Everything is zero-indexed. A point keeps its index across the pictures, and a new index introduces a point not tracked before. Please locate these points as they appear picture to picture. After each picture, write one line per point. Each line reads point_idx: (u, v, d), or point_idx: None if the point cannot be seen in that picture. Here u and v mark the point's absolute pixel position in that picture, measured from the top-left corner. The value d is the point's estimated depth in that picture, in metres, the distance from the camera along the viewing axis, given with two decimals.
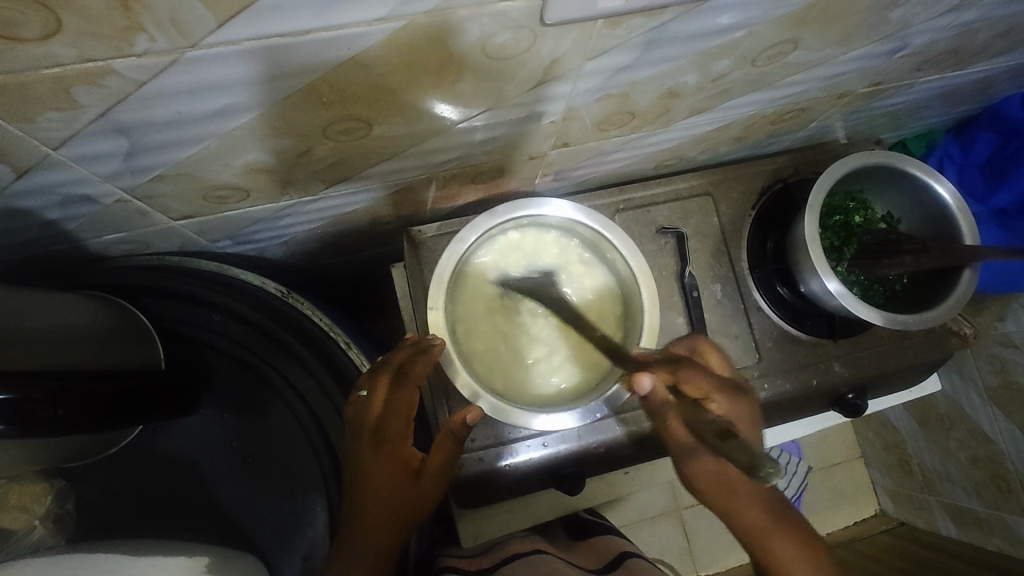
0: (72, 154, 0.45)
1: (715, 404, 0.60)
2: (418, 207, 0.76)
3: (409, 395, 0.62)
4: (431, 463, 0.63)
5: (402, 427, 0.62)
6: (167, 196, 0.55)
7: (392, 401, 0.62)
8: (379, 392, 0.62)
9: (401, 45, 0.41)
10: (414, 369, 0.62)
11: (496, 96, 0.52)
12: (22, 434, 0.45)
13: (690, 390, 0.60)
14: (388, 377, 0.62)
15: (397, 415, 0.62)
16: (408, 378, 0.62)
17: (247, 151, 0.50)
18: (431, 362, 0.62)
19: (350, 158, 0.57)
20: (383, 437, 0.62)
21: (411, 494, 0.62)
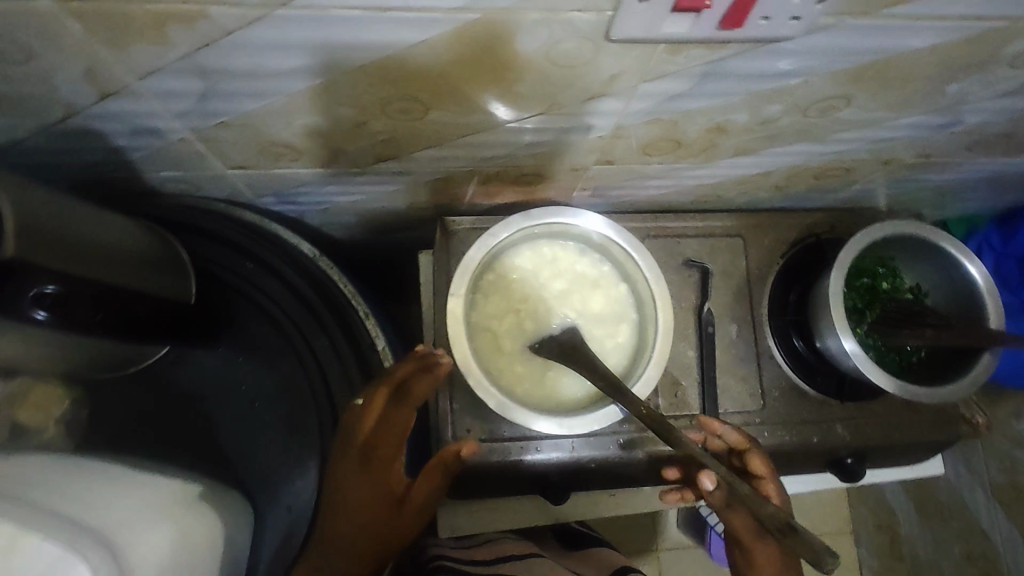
0: (151, 87, 0.48)
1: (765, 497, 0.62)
2: (456, 199, 0.78)
3: (403, 417, 0.62)
4: (414, 494, 0.64)
5: (391, 448, 0.62)
6: (226, 144, 0.58)
7: (384, 421, 0.62)
8: (369, 413, 0.61)
9: (468, 37, 0.43)
10: (411, 388, 0.62)
11: (550, 102, 0.54)
12: (62, 326, 0.53)
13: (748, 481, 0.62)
14: (383, 394, 0.62)
15: (386, 434, 0.62)
16: (406, 397, 0.62)
17: (309, 113, 0.53)
18: (432, 385, 0.62)
19: (401, 138, 0.59)
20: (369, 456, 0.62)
21: (390, 520, 0.63)
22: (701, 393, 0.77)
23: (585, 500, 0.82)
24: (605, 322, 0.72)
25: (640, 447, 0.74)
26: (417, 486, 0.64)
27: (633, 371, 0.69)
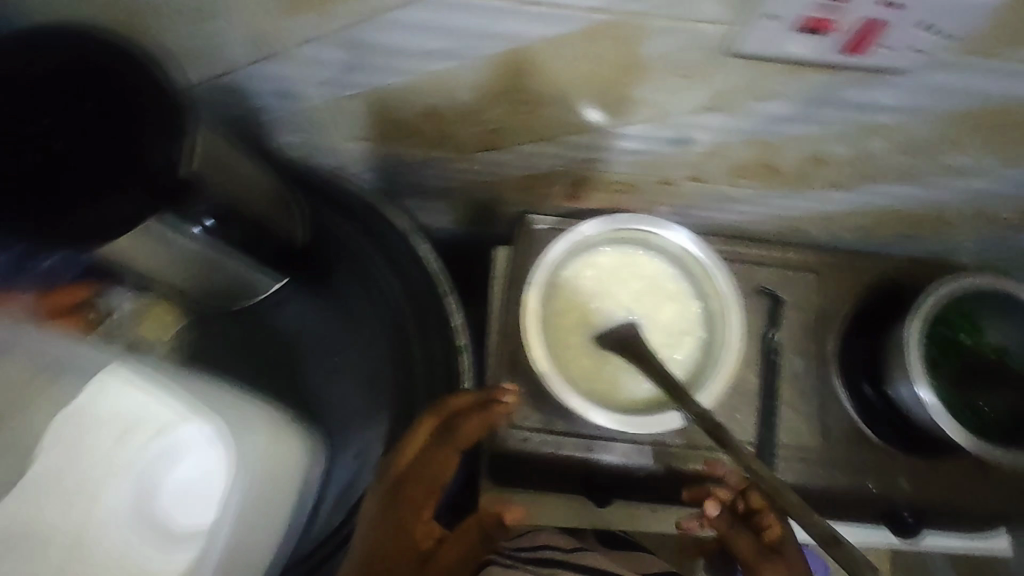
0: (304, 53, 0.54)
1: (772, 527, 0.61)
2: (542, 198, 0.82)
3: (447, 458, 0.61)
4: (445, 551, 0.58)
5: (427, 489, 0.60)
6: (351, 115, 0.64)
7: (426, 457, 0.60)
8: (411, 445, 0.60)
9: (597, 37, 0.47)
10: (461, 428, 0.62)
11: (657, 109, 0.57)
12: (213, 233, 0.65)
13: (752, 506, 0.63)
14: (430, 424, 0.61)
15: (425, 473, 0.60)
16: (455, 435, 0.62)
17: (432, 94, 0.58)
18: (479, 428, 0.63)
19: (508, 129, 0.63)
20: (400, 497, 0.58)
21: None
22: (759, 422, 0.77)
23: (624, 511, 0.82)
24: (675, 333, 0.73)
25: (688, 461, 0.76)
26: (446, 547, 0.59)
27: (696, 385, 0.69)
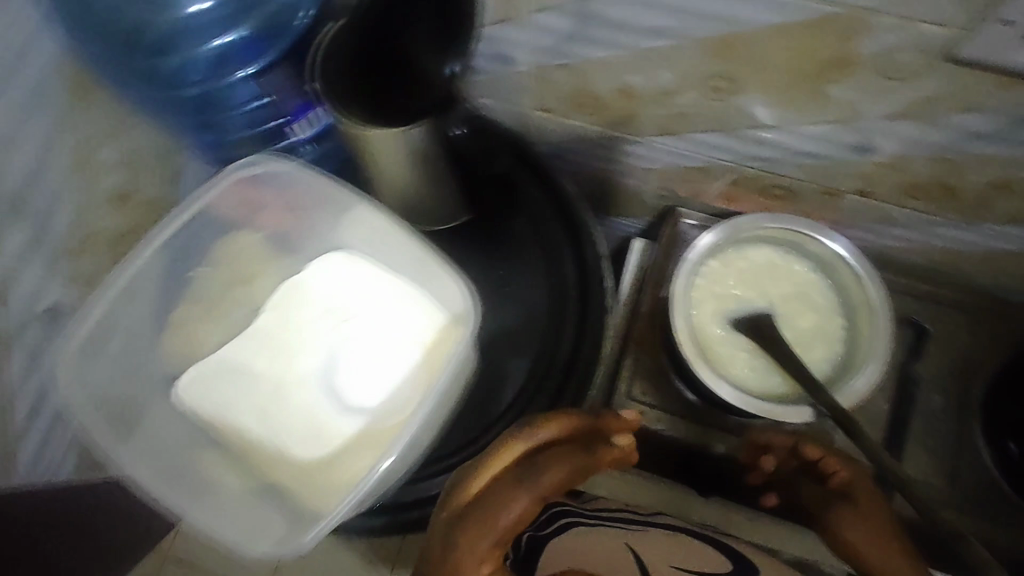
0: (535, 21, 0.61)
1: (838, 470, 0.61)
2: (695, 194, 0.86)
3: (524, 507, 0.53)
4: None
5: (497, 537, 0.51)
6: (552, 83, 0.72)
7: (505, 499, 0.52)
8: (483, 476, 0.53)
9: (817, 30, 0.51)
10: (546, 470, 0.55)
11: (849, 110, 0.60)
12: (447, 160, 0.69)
13: (810, 449, 0.63)
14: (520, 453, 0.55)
15: (497, 517, 0.51)
16: (540, 476, 0.55)
17: (635, 71, 0.65)
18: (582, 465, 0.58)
19: (692, 115, 0.69)
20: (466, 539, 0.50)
21: None
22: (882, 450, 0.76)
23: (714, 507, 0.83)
24: (813, 338, 0.74)
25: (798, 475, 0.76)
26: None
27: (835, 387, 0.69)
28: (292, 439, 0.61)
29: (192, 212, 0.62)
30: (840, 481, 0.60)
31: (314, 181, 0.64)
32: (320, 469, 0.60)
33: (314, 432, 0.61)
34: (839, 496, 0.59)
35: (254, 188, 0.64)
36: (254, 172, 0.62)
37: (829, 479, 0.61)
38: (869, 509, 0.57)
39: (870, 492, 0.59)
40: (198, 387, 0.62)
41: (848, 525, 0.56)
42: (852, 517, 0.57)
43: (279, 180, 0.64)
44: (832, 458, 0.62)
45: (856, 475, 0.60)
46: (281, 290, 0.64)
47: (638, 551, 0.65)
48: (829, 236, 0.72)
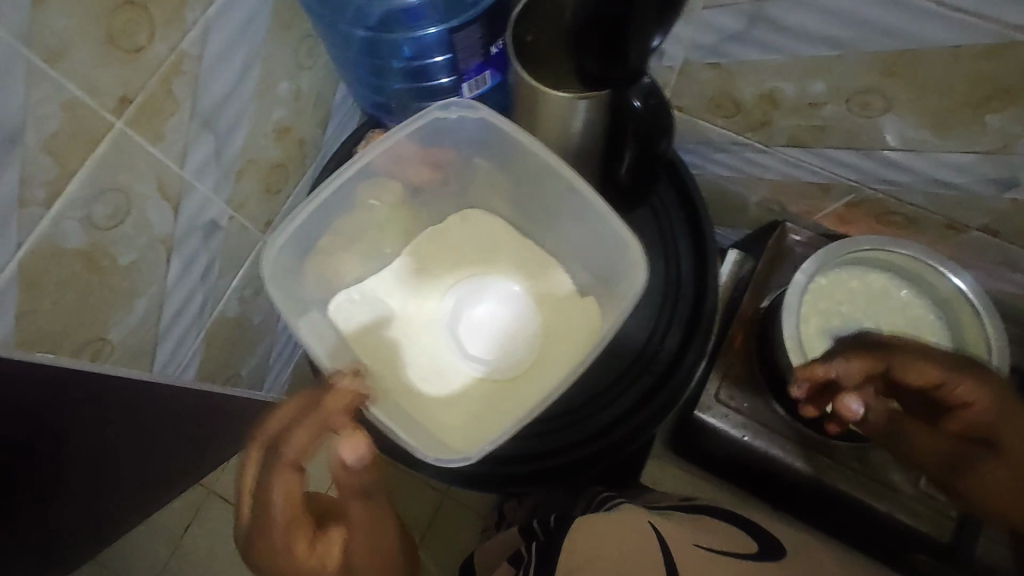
0: (704, 16, 0.64)
1: (962, 390, 0.58)
2: (808, 212, 0.87)
3: (289, 483, 0.46)
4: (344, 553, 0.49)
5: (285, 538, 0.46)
6: (696, 82, 0.74)
7: (265, 490, 0.46)
8: (246, 488, 0.48)
9: (996, 55, 0.52)
10: (285, 444, 0.47)
11: (1004, 142, 0.60)
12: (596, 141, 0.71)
13: (927, 378, 0.58)
14: (270, 430, 0.50)
15: (271, 511, 0.46)
16: (283, 447, 0.47)
17: (787, 79, 0.66)
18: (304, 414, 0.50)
19: (831, 130, 0.70)
20: (276, 556, 0.47)
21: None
22: None
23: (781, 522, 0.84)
24: None
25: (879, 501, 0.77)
26: (349, 531, 0.50)
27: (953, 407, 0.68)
28: (413, 377, 0.63)
29: (359, 164, 0.62)
30: (970, 407, 0.58)
31: (491, 140, 0.64)
32: (446, 408, 0.62)
33: (442, 372, 0.63)
34: (975, 438, 0.60)
35: (446, 132, 0.64)
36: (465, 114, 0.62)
37: (958, 408, 0.59)
38: (1013, 420, 0.57)
39: (997, 394, 0.58)
40: (345, 309, 0.63)
41: (988, 474, 0.59)
42: (1000, 466, 0.58)
43: (475, 130, 0.64)
44: (959, 384, 0.58)
45: (979, 383, 0.58)
46: (418, 239, 0.68)
47: (661, 530, 0.57)
48: (953, 270, 0.70)
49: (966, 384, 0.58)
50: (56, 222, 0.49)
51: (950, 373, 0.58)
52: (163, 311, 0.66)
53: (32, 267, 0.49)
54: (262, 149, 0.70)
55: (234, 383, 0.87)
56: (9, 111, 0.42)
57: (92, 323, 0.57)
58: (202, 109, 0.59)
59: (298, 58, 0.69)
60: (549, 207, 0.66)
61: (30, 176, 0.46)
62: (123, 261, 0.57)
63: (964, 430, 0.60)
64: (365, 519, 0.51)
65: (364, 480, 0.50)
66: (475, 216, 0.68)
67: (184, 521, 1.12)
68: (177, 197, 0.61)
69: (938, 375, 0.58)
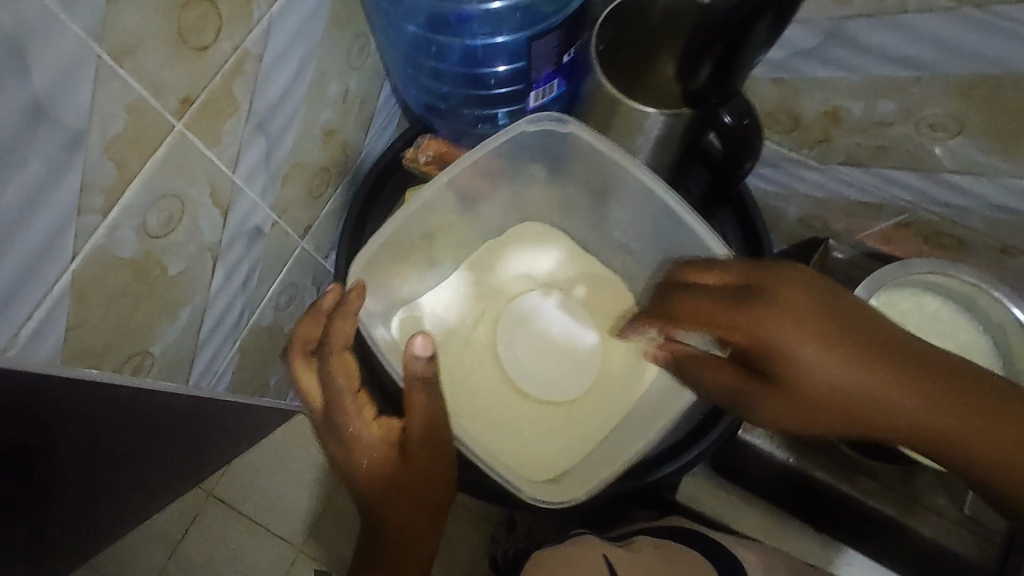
0: None
1: (772, 326, 0.45)
2: (854, 230, 0.86)
3: (344, 361, 0.48)
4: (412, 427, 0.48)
5: (363, 421, 0.47)
6: (755, 96, 0.73)
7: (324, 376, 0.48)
8: (308, 383, 0.49)
9: None
10: (338, 330, 0.49)
11: None
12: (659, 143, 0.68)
13: (709, 312, 0.49)
14: (313, 329, 0.51)
15: (339, 396, 0.47)
16: (336, 335, 0.49)
17: (854, 98, 0.65)
18: (346, 316, 0.50)
19: (893, 151, 0.69)
20: (349, 435, 0.47)
21: (408, 469, 0.48)
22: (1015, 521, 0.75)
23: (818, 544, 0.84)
24: None
25: (920, 526, 0.77)
26: (410, 419, 0.48)
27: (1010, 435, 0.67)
28: (480, 401, 0.62)
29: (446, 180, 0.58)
30: (888, 404, 0.45)
31: (559, 156, 0.61)
32: (512, 433, 0.62)
33: (509, 399, 0.62)
34: (749, 365, 0.48)
35: (529, 148, 0.61)
36: (552, 130, 0.58)
37: (745, 347, 0.47)
38: (927, 384, 0.45)
39: (902, 360, 0.45)
40: (406, 326, 0.62)
41: (774, 403, 0.47)
42: (772, 399, 0.47)
43: (557, 145, 0.60)
44: (738, 315, 0.47)
45: (894, 374, 0.45)
46: (472, 254, 0.66)
47: (615, 568, 0.59)
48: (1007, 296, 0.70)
49: (778, 321, 0.45)
50: (111, 230, 0.46)
51: (841, 354, 0.45)
52: (203, 322, 0.62)
53: (85, 279, 0.46)
54: (309, 152, 0.66)
55: (261, 392, 0.84)
56: (77, 113, 0.39)
57: (135, 335, 0.54)
58: (257, 111, 0.55)
59: (350, 57, 0.65)
60: (623, 224, 0.64)
61: (91, 183, 0.42)
62: (171, 271, 0.54)
63: (742, 354, 0.48)
64: (430, 407, 0.48)
65: (429, 369, 0.47)
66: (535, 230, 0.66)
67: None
68: (227, 203, 0.57)
69: (833, 356, 0.45)
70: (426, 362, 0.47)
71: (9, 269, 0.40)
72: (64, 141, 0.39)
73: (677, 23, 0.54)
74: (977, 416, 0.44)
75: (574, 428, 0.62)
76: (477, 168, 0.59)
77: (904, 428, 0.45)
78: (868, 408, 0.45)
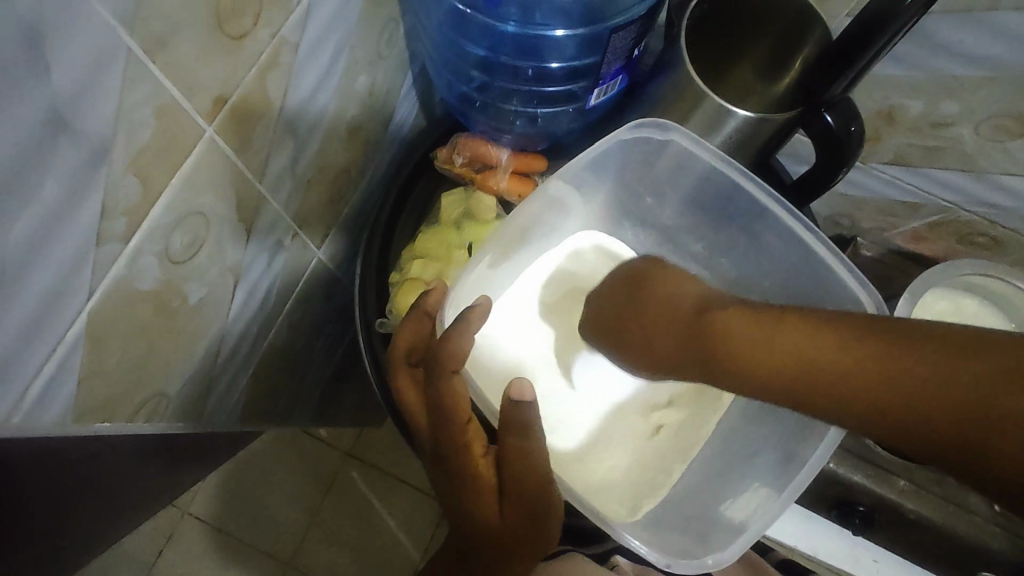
0: None
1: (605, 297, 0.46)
2: (883, 227, 0.84)
3: (452, 387, 0.41)
4: (509, 476, 0.40)
5: (456, 451, 0.41)
6: None
7: (431, 399, 0.41)
8: (410, 399, 0.45)
9: None
10: (442, 350, 0.41)
11: None
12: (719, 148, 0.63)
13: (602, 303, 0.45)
14: (419, 330, 0.47)
15: (439, 421, 0.41)
16: (442, 357, 0.41)
17: (914, 96, 0.63)
18: (456, 338, 0.41)
19: (942, 152, 0.67)
20: (450, 468, 0.42)
21: (496, 516, 0.41)
22: None
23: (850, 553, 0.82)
24: None
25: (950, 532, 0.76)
26: (507, 470, 0.40)
27: None
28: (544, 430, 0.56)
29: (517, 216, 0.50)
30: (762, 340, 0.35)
31: (642, 164, 0.55)
32: (584, 463, 0.56)
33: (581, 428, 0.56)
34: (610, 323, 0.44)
35: (619, 158, 0.54)
36: (652, 139, 0.52)
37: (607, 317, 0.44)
38: (830, 333, 0.33)
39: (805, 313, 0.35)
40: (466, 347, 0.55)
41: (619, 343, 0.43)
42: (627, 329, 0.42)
43: (649, 156, 0.54)
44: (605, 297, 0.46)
45: (774, 320, 0.35)
46: (530, 267, 0.58)
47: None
48: None
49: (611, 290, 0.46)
50: (131, 260, 0.37)
51: (699, 311, 0.39)
52: (220, 351, 0.54)
53: (101, 320, 0.38)
54: (333, 154, 0.58)
55: (265, 417, 0.75)
56: (98, 120, 0.31)
57: (151, 376, 0.46)
58: (289, 110, 0.47)
59: (380, 45, 0.57)
60: (700, 233, 0.59)
61: (111, 206, 0.34)
62: (191, 300, 0.46)
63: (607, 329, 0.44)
64: (526, 455, 0.40)
65: (533, 416, 0.40)
66: (592, 240, 0.60)
67: (156, 548, 0.99)
68: (252, 217, 0.49)
69: (689, 318, 0.39)
70: (528, 409, 0.39)
71: (15, 318, 0.32)
72: (83, 155, 0.31)
73: (773, 14, 0.50)
74: (912, 356, 0.30)
75: (654, 460, 0.57)
76: (567, 181, 0.52)
77: (795, 366, 0.33)
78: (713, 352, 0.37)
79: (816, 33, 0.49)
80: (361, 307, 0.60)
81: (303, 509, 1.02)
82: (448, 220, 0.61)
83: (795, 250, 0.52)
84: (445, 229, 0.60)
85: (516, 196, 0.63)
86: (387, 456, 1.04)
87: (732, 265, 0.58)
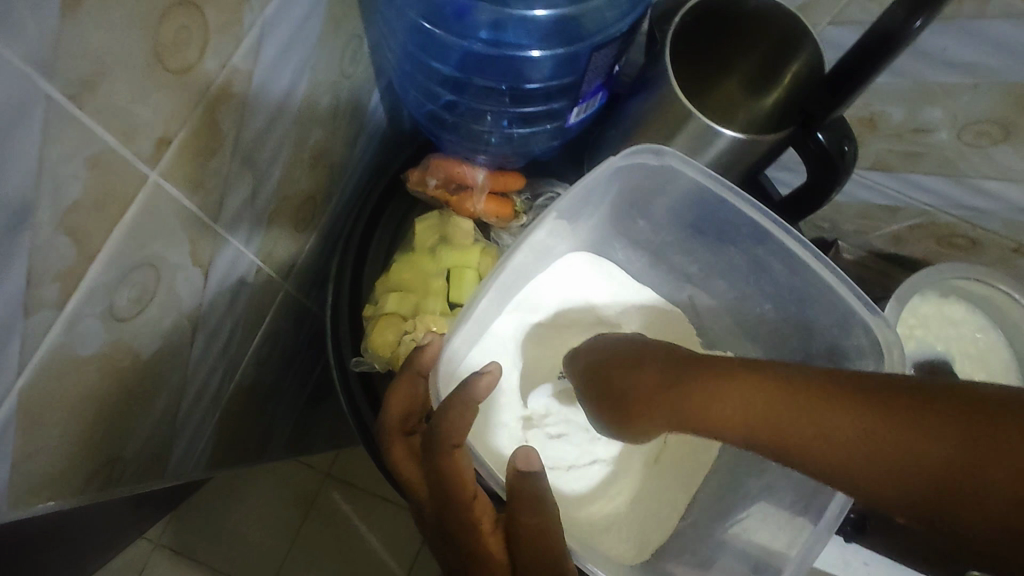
0: None
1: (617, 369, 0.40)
2: (862, 231, 0.83)
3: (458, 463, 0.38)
4: (523, 554, 0.38)
5: (464, 528, 0.39)
6: None
7: (434, 477, 0.39)
8: (408, 470, 0.43)
9: None
10: (439, 424, 0.39)
11: None
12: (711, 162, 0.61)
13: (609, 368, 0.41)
14: (413, 393, 0.45)
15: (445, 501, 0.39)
16: (444, 427, 0.38)
17: (897, 101, 0.62)
18: (462, 408, 0.39)
19: (923, 158, 0.66)
20: (458, 546, 0.39)
21: None
22: None
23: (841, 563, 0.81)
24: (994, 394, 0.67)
25: None
26: (519, 549, 0.38)
27: None
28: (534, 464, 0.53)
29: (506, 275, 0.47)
30: (710, 397, 0.34)
31: (633, 192, 0.53)
32: (576, 498, 0.53)
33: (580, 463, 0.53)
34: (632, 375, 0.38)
35: (610, 185, 0.51)
36: (646, 164, 0.49)
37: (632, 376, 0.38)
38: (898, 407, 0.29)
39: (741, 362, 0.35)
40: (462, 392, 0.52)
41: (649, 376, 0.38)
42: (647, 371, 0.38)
43: (641, 179, 0.52)
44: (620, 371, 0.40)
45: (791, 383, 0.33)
46: (520, 293, 0.54)
47: None
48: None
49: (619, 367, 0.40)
50: (70, 324, 0.33)
51: (708, 366, 0.36)
52: (182, 401, 0.50)
53: (38, 391, 0.33)
54: (298, 180, 0.54)
55: (236, 455, 0.71)
56: (17, 180, 0.27)
57: (105, 440, 0.42)
58: (244, 142, 0.43)
59: (345, 63, 0.53)
60: (694, 254, 0.57)
61: (41, 270, 0.30)
62: (143, 352, 0.42)
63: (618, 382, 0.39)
64: (538, 524, 0.38)
65: (543, 487, 0.39)
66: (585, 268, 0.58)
67: None
68: (209, 259, 0.45)
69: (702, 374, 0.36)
70: (537, 478, 0.39)
71: None
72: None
73: (761, 26, 0.48)
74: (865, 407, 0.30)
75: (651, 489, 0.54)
76: (560, 216, 0.49)
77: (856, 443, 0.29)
78: (729, 401, 0.34)
79: (806, 48, 0.47)
80: (335, 345, 0.56)
81: (282, 535, 0.97)
82: (423, 247, 0.58)
83: (799, 274, 0.50)
84: (421, 257, 0.57)
85: (495, 218, 0.60)
86: (368, 480, 1.00)
87: (726, 287, 0.57)
